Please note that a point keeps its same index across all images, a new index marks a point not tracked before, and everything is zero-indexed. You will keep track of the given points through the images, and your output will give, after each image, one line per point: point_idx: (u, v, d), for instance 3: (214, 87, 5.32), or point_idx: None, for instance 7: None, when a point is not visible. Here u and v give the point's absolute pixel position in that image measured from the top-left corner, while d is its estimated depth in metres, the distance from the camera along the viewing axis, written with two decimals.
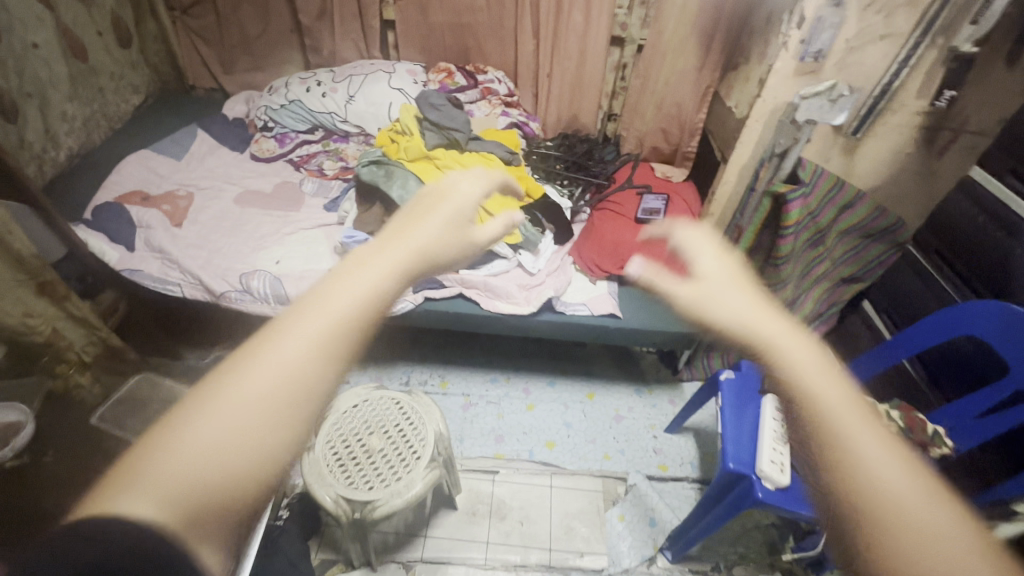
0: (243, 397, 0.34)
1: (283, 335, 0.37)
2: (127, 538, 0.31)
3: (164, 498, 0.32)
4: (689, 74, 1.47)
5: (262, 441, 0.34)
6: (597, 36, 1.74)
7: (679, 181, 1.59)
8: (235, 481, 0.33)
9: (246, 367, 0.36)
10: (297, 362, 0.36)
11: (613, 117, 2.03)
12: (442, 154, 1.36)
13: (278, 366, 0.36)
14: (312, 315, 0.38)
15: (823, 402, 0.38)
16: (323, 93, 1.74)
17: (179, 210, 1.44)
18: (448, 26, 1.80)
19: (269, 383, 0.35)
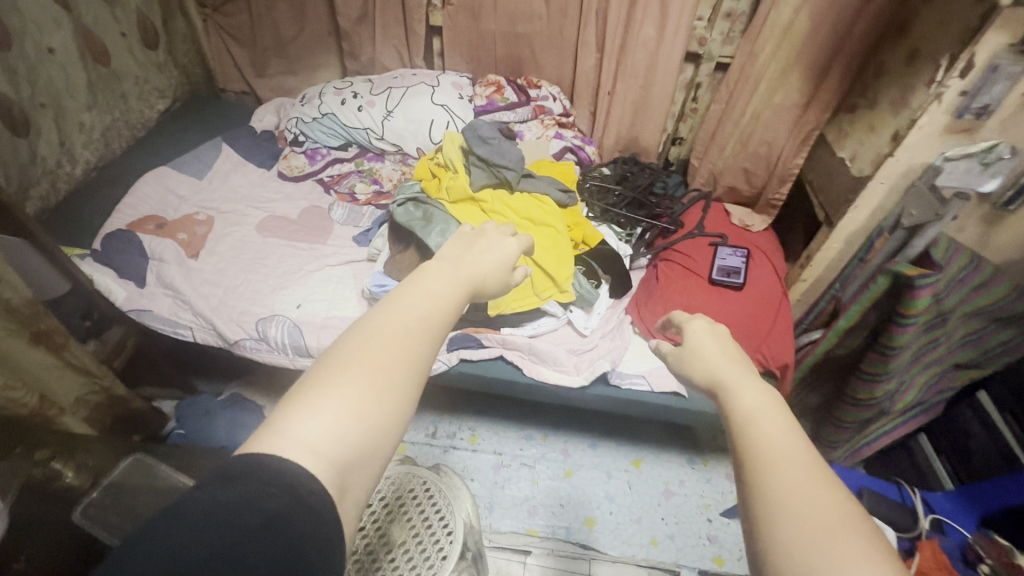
0: (382, 362, 0.46)
1: (400, 317, 0.50)
2: (295, 481, 0.38)
3: (332, 442, 0.41)
4: (784, 108, 1.24)
5: (400, 394, 0.46)
6: (670, 52, 1.52)
7: (760, 232, 1.36)
8: (377, 427, 0.44)
9: (376, 341, 0.47)
10: (414, 337, 0.49)
11: (677, 141, 1.81)
12: (489, 196, 1.18)
13: (397, 337, 0.48)
14: (417, 306, 0.53)
15: (750, 416, 0.47)
16: (359, 107, 1.57)
17: (196, 238, 1.31)
18: (500, 35, 1.60)
19: (395, 352, 0.47)
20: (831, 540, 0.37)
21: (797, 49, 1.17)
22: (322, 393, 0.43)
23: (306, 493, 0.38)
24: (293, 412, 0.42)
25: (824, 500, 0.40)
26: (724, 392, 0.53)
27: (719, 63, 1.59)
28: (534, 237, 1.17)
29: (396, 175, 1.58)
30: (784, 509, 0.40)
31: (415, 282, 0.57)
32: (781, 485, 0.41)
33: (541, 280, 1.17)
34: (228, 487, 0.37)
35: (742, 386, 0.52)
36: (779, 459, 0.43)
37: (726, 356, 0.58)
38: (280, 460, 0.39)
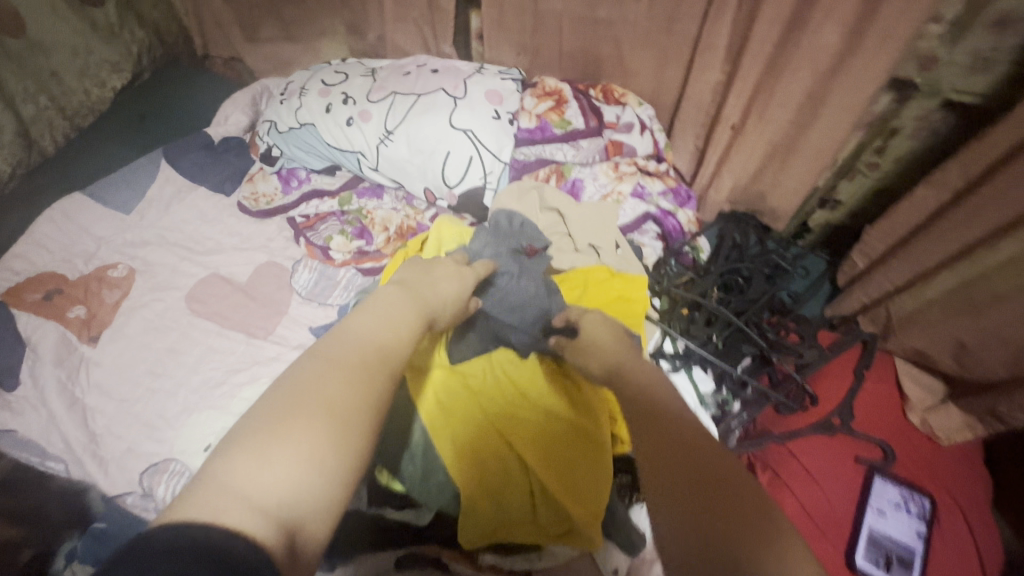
0: (337, 397, 0.45)
1: (354, 345, 0.51)
2: (234, 547, 0.32)
3: (283, 481, 0.38)
4: None
5: (361, 418, 0.45)
6: (861, 80, 0.86)
7: (957, 454, 0.78)
8: (335, 469, 0.41)
9: (329, 377, 0.46)
10: (370, 365, 0.49)
11: (829, 204, 1.16)
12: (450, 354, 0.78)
13: (347, 367, 0.48)
14: (371, 334, 0.53)
15: (651, 403, 0.54)
16: (349, 118, 1.08)
17: (101, 312, 0.97)
18: (570, 18, 1.01)
19: (349, 378, 0.47)
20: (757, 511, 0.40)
21: None
22: (276, 436, 0.40)
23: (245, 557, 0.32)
24: (235, 460, 0.38)
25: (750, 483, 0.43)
26: (619, 373, 0.62)
27: (945, 100, 0.91)
28: (548, 446, 0.70)
29: (391, 222, 1.11)
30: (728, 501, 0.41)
31: (371, 309, 0.57)
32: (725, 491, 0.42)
33: (549, 511, 0.68)
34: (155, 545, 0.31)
35: (631, 365, 0.62)
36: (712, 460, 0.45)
37: (616, 343, 0.66)
38: (225, 522, 0.33)
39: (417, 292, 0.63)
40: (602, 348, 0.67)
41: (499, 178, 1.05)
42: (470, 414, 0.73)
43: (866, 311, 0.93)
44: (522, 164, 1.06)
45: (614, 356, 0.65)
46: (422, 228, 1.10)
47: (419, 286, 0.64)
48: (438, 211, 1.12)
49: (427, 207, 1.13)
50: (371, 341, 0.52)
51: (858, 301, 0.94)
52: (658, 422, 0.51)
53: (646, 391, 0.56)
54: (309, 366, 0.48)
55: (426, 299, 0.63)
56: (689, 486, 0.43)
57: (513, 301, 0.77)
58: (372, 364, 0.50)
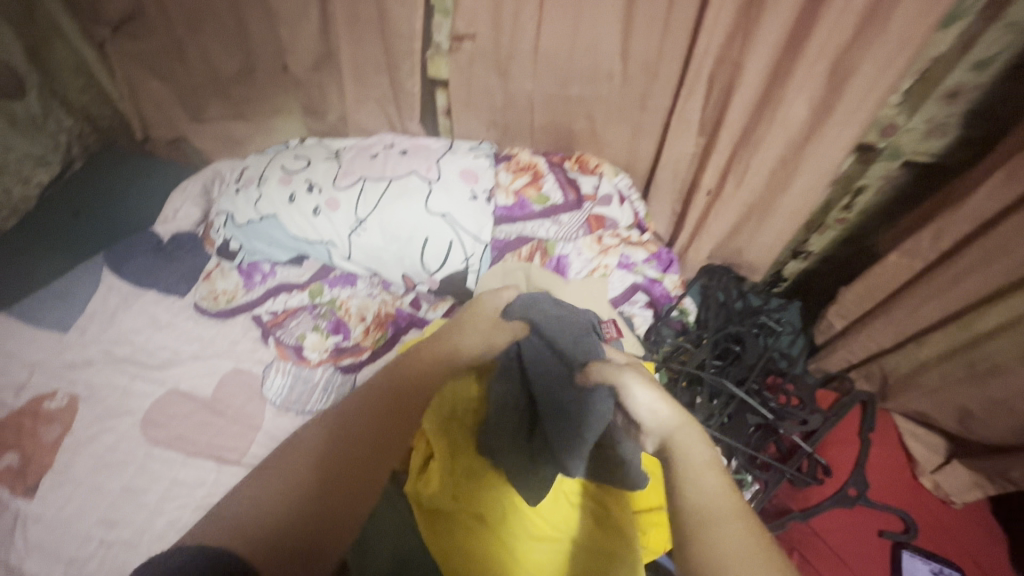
0: (335, 454, 0.51)
1: (362, 406, 0.56)
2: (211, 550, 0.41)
3: (259, 524, 0.44)
4: None
5: (357, 479, 0.50)
6: (831, 149, 0.89)
7: (969, 517, 0.79)
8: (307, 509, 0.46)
9: (329, 434, 0.53)
10: (366, 427, 0.54)
11: (802, 255, 1.19)
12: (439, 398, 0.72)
13: (343, 432, 0.53)
14: (390, 394, 0.58)
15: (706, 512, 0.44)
16: (315, 208, 1.01)
17: (39, 452, 0.84)
18: (541, 96, 1.00)
19: (336, 438, 0.52)
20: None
21: None
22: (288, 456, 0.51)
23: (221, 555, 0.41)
24: (240, 491, 0.48)
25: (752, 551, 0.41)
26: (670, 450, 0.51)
27: (905, 160, 0.96)
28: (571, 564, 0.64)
29: (368, 310, 1.03)
30: (718, 574, 0.40)
31: (402, 364, 0.62)
32: (711, 542, 0.42)
33: None
34: (169, 554, 0.41)
35: (687, 442, 0.51)
36: (709, 514, 0.44)
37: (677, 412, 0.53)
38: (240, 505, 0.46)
39: (455, 339, 0.66)
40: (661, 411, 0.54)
41: (481, 260, 1.01)
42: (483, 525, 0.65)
43: (857, 368, 0.94)
44: (504, 243, 1.01)
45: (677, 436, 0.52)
46: (403, 314, 1.04)
47: (458, 334, 0.66)
48: (418, 295, 1.07)
49: (405, 291, 1.08)
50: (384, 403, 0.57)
51: (845, 359, 0.96)
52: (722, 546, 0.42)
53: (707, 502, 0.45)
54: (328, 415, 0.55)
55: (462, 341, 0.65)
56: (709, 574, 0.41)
57: (552, 389, 0.65)
58: (371, 427, 0.54)
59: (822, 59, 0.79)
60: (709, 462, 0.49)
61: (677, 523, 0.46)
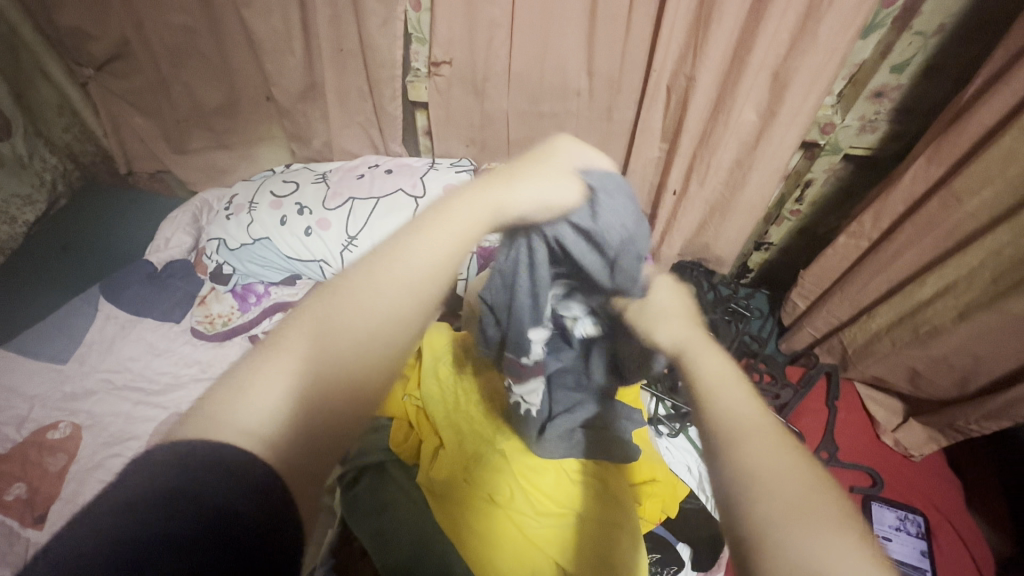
0: (357, 337, 0.39)
1: (381, 276, 0.42)
2: (219, 460, 0.32)
3: (274, 424, 0.35)
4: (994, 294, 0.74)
5: (379, 368, 0.40)
6: (779, 149, 0.99)
7: (926, 470, 0.88)
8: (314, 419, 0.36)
9: (342, 307, 0.40)
10: (390, 299, 0.41)
11: (764, 246, 1.29)
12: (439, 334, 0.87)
13: (377, 307, 0.40)
14: (416, 253, 0.43)
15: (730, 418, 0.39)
16: (307, 229, 1.06)
17: (46, 481, 0.86)
18: (515, 114, 1.08)
19: (355, 316, 0.39)
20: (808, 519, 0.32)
21: None
22: (287, 349, 0.38)
23: (239, 465, 0.32)
24: (240, 372, 0.37)
25: (791, 468, 0.35)
26: (687, 355, 0.47)
27: (845, 155, 1.06)
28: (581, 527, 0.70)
29: None
30: (752, 485, 0.34)
31: (428, 219, 0.46)
32: (741, 456, 0.36)
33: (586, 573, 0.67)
34: (168, 460, 0.32)
35: (703, 353, 0.46)
36: (745, 430, 0.38)
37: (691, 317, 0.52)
38: (223, 433, 0.33)
39: (499, 193, 0.47)
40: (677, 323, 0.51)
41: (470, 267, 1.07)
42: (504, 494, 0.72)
43: (820, 344, 1.01)
44: None
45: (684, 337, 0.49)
46: None
47: (503, 188, 0.48)
48: None
49: None
50: (412, 266, 0.42)
51: (810, 336, 1.02)
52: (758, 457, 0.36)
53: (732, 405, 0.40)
54: (347, 283, 0.41)
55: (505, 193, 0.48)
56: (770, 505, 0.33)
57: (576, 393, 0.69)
58: (395, 296, 0.41)
59: (764, 69, 0.89)
60: (736, 377, 0.44)
61: (704, 428, 0.40)
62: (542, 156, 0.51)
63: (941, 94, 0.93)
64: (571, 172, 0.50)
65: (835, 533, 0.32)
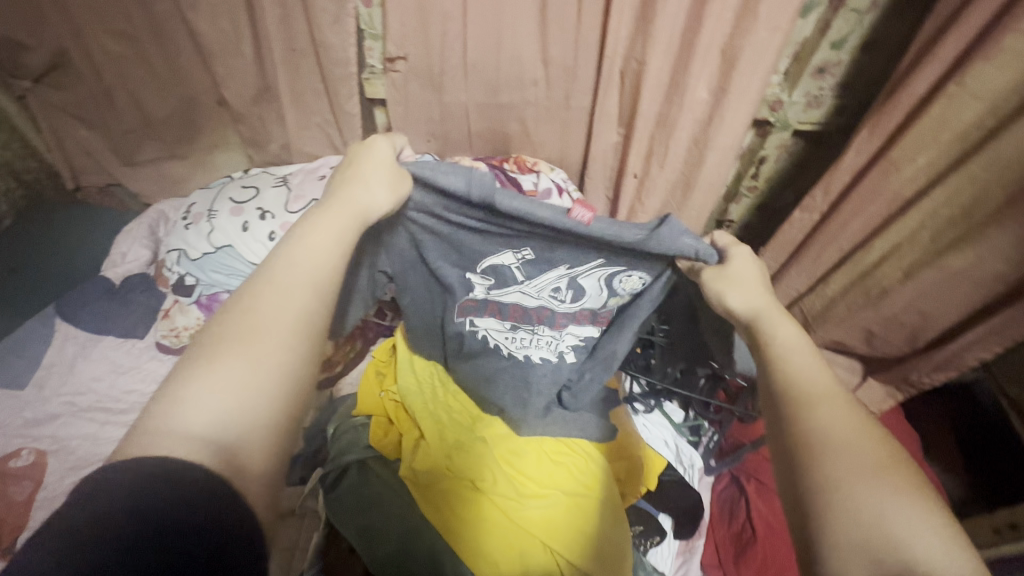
0: (259, 343, 0.44)
1: (268, 287, 0.47)
2: (167, 473, 0.36)
3: (208, 429, 0.40)
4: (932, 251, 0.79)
5: (298, 353, 0.46)
6: (731, 128, 1.02)
7: (882, 425, 0.93)
8: (243, 413, 0.41)
9: (242, 321, 0.45)
10: (283, 303, 0.47)
11: (725, 223, 1.33)
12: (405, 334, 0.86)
13: (282, 309, 0.46)
14: (293, 261, 0.49)
15: (807, 388, 0.50)
16: (270, 234, 1.04)
17: (13, 512, 0.83)
18: (475, 106, 1.08)
19: (254, 327, 0.45)
20: (870, 468, 0.44)
21: (996, 173, 0.70)
22: (207, 362, 0.43)
23: (190, 483, 0.36)
24: (165, 394, 0.42)
25: (860, 426, 0.47)
26: (762, 323, 0.56)
27: (794, 130, 1.11)
28: (570, 501, 0.71)
29: None
30: (835, 441, 0.46)
31: (299, 232, 0.52)
32: (818, 417, 0.47)
33: (576, 544, 0.69)
34: (116, 482, 0.35)
35: (781, 321, 0.56)
36: (818, 394, 0.49)
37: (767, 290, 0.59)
38: (162, 453, 0.38)
39: (353, 197, 0.55)
40: (752, 289, 0.58)
41: None
42: (489, 473, 0.72)
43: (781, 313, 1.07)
44: None
45: (763, 306, 0.57)
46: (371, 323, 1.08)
47: (354, 194, 0.55)
48: None
49: None
50: (296, 273, 0.49)
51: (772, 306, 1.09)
52: (834, 420, 0.47)
53: (809, 373, 0.51)
54: (240, 301, 0.47)
55: (360, 198, 0.55)
56: (849, 453, 0.45)
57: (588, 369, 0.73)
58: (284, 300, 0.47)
59: (711, 51, 0.92)
60: (803, 343, 0.54)
61: (788, 389, 0.50)
62: (371, 154, 0.59)
63: (878, 67, 0.97)
64: (389, 163, 0.58)
65: (891, 480, 0.43)
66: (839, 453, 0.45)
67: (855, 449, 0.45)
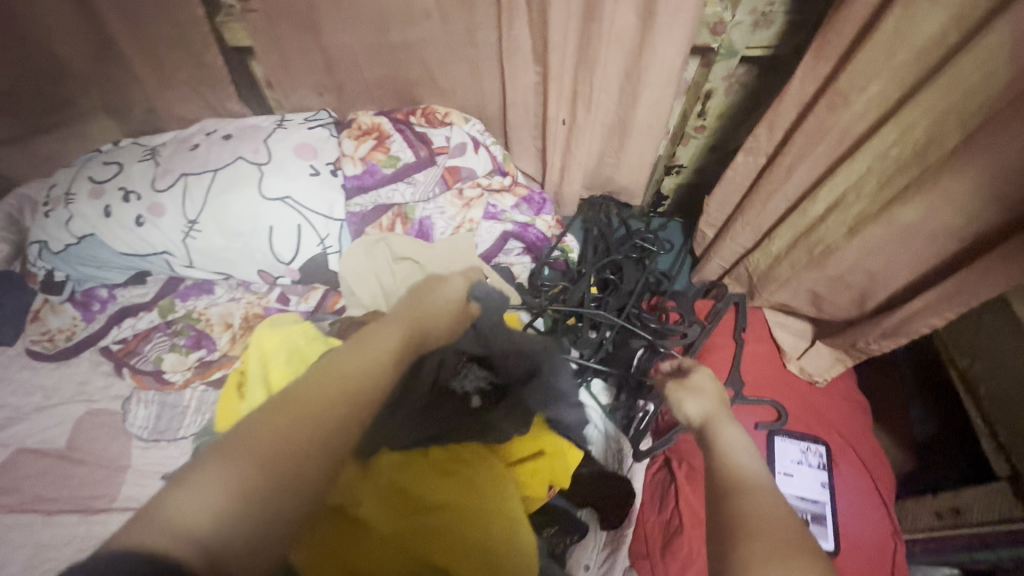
0: (284, 445, 0.45)
1: (310, 390, 0.49)
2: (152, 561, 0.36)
3: (212, 523, 0.39)
4: (884, 203, 0.66)
5: (322, 458, 0.46)
6: (664, 59, 0.86)
7: (832, 391, 0.84)
8: (249, 513, 0.41)
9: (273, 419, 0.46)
10: (314, 410, 0.48)
11: (674, 170, 1.19)
12: (269, 331, 0.65)
13: (324, 410, 0.48)
14: (336, 370, 0.52)
15: (738, 473, 0.55)
16: (137, 218, 0.90)
17: None
18: (364, 50, 0.91)
19: (284, 425, 0.46)
20: (793, 557, 0.45)
21: (957, 103, 0.55)
22: (233, 450, 0.44)
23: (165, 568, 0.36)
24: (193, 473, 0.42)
25: (777, 512, 0.50)
26: (710, 425, 0.64)
27: (744, 57, 0.94)
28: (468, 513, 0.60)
29: (234, 316, 0.97)
30: (751, 525, 0.48)
31: (355, 346, 0.56)
32: (749, 505, 0.51)
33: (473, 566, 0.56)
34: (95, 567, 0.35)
35: (725, 420, 0.64)
36: (745, 484, 0.54)
37: (717, 398, 0.68)
38: (155, 539, 0.37)
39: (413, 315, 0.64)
40: (702, 396, 0.68)
41: (339, 238, 0.95)
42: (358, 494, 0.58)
43: (729, 273, 0.97)
44: (361, 216, 0.96)
45: (712, 413, 0.66)
46: (271, 311, 0.97)
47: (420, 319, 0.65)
48: (283, 289, 0.99)
49: (269, 287, 1.00)
50: (334, 386, 0.50)
51: (720, 266, 0.98)
52: (754, 506, 0.51)
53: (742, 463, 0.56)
54: (286, 394, 0.50)
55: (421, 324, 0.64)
56: (772, 535, 0.47)
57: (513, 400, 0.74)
58: (315, 408, 0.48)
59: None
60: (745, 441, 0.61)
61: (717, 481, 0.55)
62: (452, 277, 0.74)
63: None
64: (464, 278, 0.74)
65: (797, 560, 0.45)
66: (751, 526, 0.48)
67: (768, 531, 0.48)
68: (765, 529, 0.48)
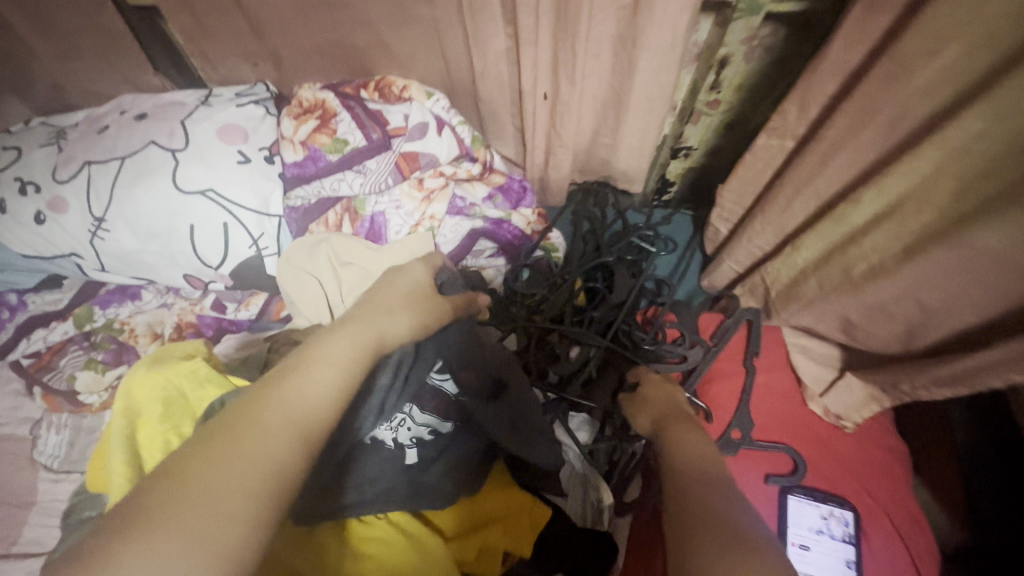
0: (223, 505, 0.31)
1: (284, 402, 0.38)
2: None
3: None
4: (952, 211, 0.49)
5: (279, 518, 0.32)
6: (664, 17, 0.68)
7: (863, 437, 0.68)
8: None
9: (236, 441, 0.34)
10: (295, 433, 0.36)
11: (682, 150, 1.01)
12: (152, 371, 0.52)
13: (275, 446, 0.35)
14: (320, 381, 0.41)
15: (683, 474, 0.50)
16: (37, 215, 0.77)
17: None
18: (295, 8, 0.74)
19: (229, 470, 0.32)
20: (728, 541, 0.39)
21: None
22: (151, 520, 0.29)
23: None
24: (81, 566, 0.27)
25: (714, 502, 0.45)
26: (663, 429, 0.60)
27: (769, 12, 0.75)
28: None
29: (163, 325, 0.84)
30: (683, 518, 0.43)
31: (315, 348, 0.43)
32: (683, 499, 0.46)
33: None
34: None
35: (681, 423, 0.60)
36: (685, 480, 0.49)
37: (672, 404, 0.65)
38: None
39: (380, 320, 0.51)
40: (658, 405, 0.65)
41: (277, 238, 0.82)
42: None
43: (742, 281, 0.80)
44: (303, 210, 0.82)
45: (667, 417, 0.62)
46: (205, 320, 0.84)
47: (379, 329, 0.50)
48: (218, 295, 0.86)
49: (203, 293, 0.87)
50: (306, 400, 0.38)
51: (732, 271, 0.81)
52: (689, 498, 0.46)
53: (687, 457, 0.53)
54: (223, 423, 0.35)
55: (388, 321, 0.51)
56: (705, 523, 0.41)
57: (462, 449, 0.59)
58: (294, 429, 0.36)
59: None
60: (698, 441, 0.56)
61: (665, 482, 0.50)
62: (410, 267, 0.62)
63: None
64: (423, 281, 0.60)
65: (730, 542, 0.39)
66: (682, 519, 0.43)
67: (696, 516, 0.43)
68: (690, 516, 0.43)
